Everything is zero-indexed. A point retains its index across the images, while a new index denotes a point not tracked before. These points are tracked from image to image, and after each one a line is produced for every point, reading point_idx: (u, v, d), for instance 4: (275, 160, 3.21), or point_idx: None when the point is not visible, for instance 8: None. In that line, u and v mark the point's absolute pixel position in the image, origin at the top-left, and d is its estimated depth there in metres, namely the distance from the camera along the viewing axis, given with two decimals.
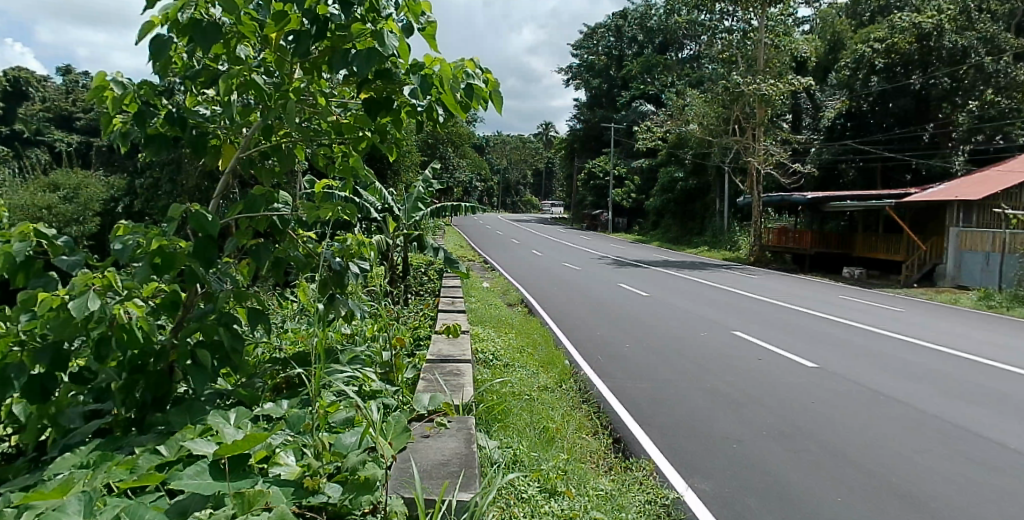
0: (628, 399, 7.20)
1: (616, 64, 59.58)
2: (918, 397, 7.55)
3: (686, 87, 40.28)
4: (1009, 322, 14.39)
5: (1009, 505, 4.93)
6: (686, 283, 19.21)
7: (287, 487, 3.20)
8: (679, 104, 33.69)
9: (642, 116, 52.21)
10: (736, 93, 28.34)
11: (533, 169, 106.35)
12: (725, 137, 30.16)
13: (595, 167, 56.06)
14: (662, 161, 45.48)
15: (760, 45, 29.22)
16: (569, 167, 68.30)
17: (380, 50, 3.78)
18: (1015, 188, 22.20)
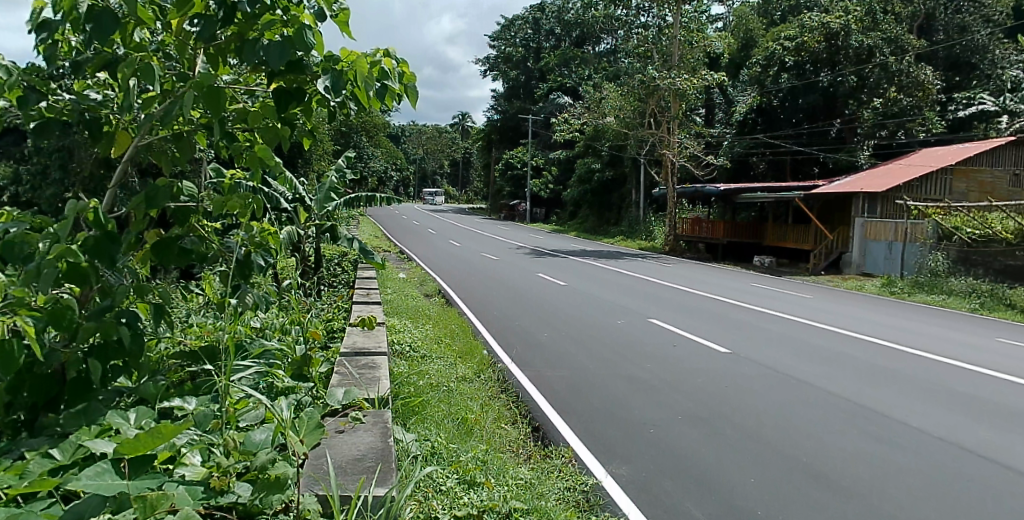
0: (546, 388, 7.24)
1: (533, 56, 60.11)
2: (825, 379, 7.90)
3: (602, 80, 40.99)
4: (904, 306, 15.41)
5: (911, 480, 5.20)
6: (603, 271, 19.58)
7: (196, 486, 3.09)
8: (595, 97, 34.17)
9: (559, 108, 53.00)
10: (652, 87, 29.01)
11: (452, 160, 106.15)
12: (641, 130, 30.83)
13: (512, 158, 56.51)
14: (580, 153, 46.19)
15: (674, 40, 29.99)
16: (486, 157, 68.48)
17: (291, 40, 3.62)
18: (916, 181, 23.64)
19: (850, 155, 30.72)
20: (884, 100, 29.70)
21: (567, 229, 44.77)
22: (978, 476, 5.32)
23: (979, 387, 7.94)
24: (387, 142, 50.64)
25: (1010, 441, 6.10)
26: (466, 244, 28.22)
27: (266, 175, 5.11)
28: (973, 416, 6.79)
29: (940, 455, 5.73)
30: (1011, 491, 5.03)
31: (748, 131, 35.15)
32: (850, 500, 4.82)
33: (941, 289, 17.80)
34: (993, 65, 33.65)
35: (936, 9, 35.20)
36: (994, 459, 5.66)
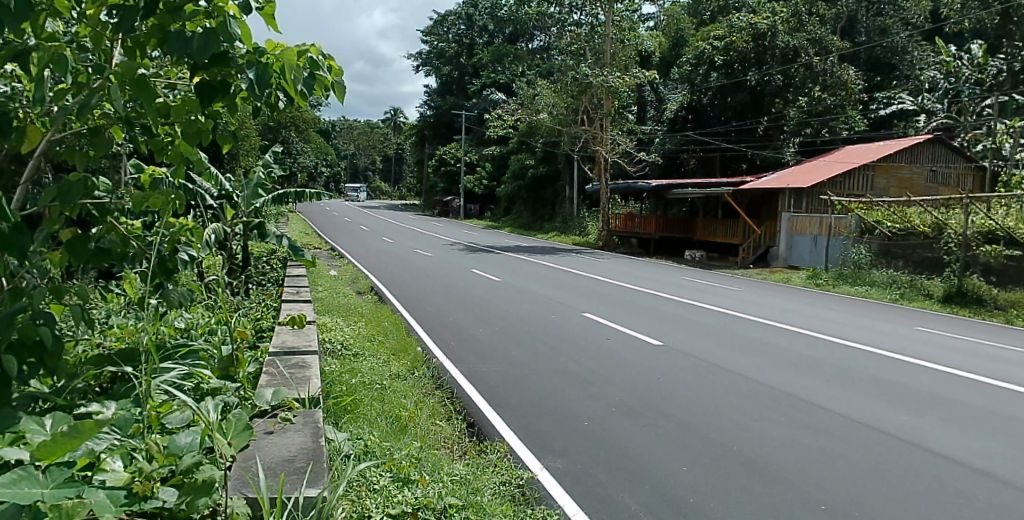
0: (480, 383, 7.26)
1: (466, 51, 59.93)
2: (752, 368, 8.18)
3: (535, 76, 41.24)
4: (825, 297, 16.14)
5: (837, 466, 5.41)
6: (536, 267, 19.80)
7: (118, 491, 2.97)
8: (529, 93, 34.36)
9: (492, 105, 53.17)
10: (585, 83, 29.38)
11: (384, 156, 104.97)
12: (574, 126, 31.19)
13: (445, 154, 56.38)
14: (514, 149, 46.40)
15: (607, 38, 30.41)
16: (419, 153, 68.06)
17: (215, 31, 3.40)
18: (839, 177, 24.68)
19: (776, 152, 31.85)
20: (809, 99, 30.82)
21: (502, 225, 45.03)
22: (901, 460, 5.54)
23: (898, 373, 8.35)
24: (318, 137, 49.64)
25: (931, 426, 6.39)
26: (399, 241, 27.99)
27: (190, 172, 4.97)
28: (896, 403, 7.10)
29: (865, 441, 5.97)
30: (931, 475, 5.27)
31: (678, 128, 35.89)
32: (779, 486, 4.98)
33: (864, 281, 18.68)
34: (911, 66, 35.44)
35: (858, 12, 36.65)
36: (913, 442, 5.96)
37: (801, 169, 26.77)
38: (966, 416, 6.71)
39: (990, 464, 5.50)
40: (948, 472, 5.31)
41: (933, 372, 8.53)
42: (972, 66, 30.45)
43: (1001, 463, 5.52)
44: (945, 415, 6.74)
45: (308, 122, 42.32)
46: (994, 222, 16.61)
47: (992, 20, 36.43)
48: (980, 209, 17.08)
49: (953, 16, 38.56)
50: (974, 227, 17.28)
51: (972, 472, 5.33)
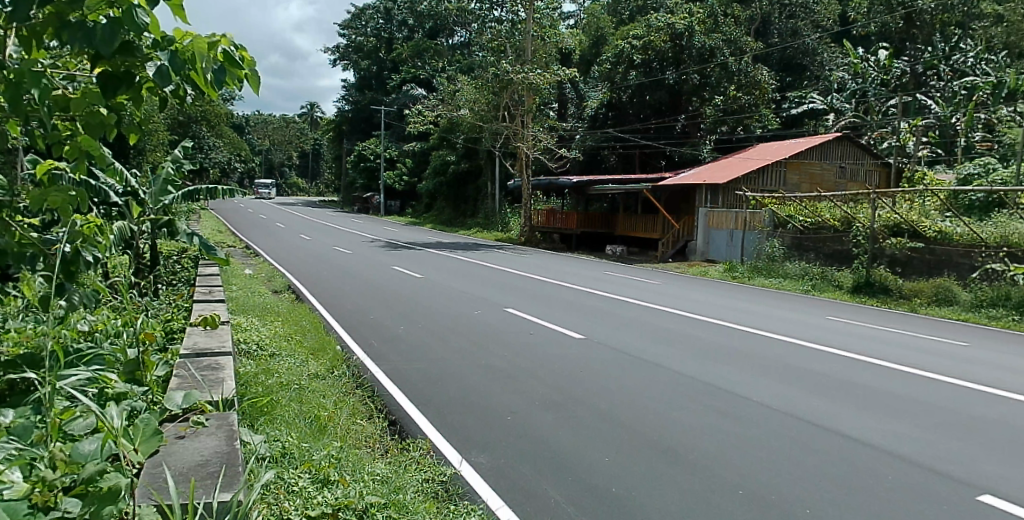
0: (402, 380, 7.24)
1: (385, 47, 59.09)
2: (671, 359, 8.43)
3: (455, 73, 41.13)
4: (739, 289, 16.85)
5: (754, 451, 5.61)
6: (458, 263, 19.82)
7: (16, 503, 2.85)
8: (450, 89, 34.19)
9: (412, 101, 52.70)
10: (506, 80, 29.53)
11: (301, 152, 102.37)
12: (495, 123, 31.27)
13: (365, 150, 55.64)
14: (434, 145, 46.26)
15: (527, 35, 30.60)
16: (336, 149, 66.86)
17: (119, 21, 3.11)
18: (753, 174, 25.58)
19: (693, 150, 32.81)
20: (724, 98, 31.71)
21: (423, 221, 44.84)
22: (815, 443, 5.80)
23: (810, 361, 8.77)
24: (231, 132, 48.02)
25: (841, 411, 6.71)
26: (317, 238, 27.42)
27: (92, 166, 4.75)
28: (808, 390, 7.42)
29: (780, 427, 6.22)
30: (841, 456, 5.53)
31: (598, 126, 36.76)
32: (698, 473, 5.15)
33: (777, 273, 19.62)
34: (820, 66, 37.25)
35: (771, 14, 38.07)
36: (823, 426, 6.27)
37: (717, 165, 27.67)
38: (873, 401, 7.08)
39: (894, 443, 5.82)
40: (857, 453, 5.59)
41: (842, 358, 9.00)
42: (877, 68, 32.98)
43: (904, 443, 5.86)
44: (854, 400, 7.10)
45: (219, 117, 40.90)
46: (899, 215, 17.73)
47: (896, 24, 38.67)
48: (886, 204, 18.02)
49: (860, 19, 40.62)
50: (880, 221, 18.22)
51: (878, 452, 5.62)
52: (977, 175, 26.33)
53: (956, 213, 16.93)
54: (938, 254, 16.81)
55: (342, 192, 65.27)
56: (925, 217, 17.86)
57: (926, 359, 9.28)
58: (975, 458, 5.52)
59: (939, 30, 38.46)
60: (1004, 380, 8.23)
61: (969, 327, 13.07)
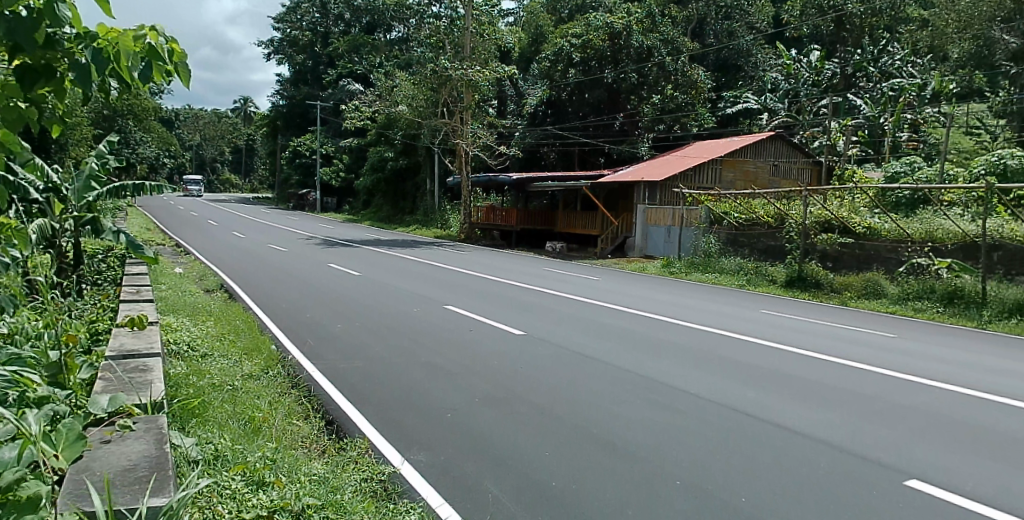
0: (339, 379, 7.14)
1: (321, 41, 58.01)
2: (612, 354, 8.56)
3: (394, 68, 40.75)
4: (676, 284, 17.25)
5: (693, 443, 5.73)
6: (398, 260, 19.67)
7: None
8: (388, 85, 33.86)
9: (349, 96, 51.87)
10: (444, 77, 29.46)
11: (234, 147, 99.63)
12: (434, 119, 31.15)
13: (300, 145, 54.67)
14: (372, 142, 45.98)
15: (466, 31, 30.55)
16: (272, 144, 65.37)
17: (39, 15, 2.92)
18: (690, 171, 26.15)
19: (632, 147, 33.38)
20: (662, 96, 32.63)
21: (361, 218, 44.42)
22: (750, 434, 5.98)
23: (747, 353, 9.02)
24: (160, 126, 46.39)
25: (776, 402, 6.93)
26: (252, 236, 26.78)
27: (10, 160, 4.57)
28: (744, 382, 7.64)
29: (718, 419, 6.37)
30: (775, 445, 5.71)
31: (538, 123, 36.87)
32: (638, 464, 5.23)
33: (713, 268, 20.17)
34: (754, 67, 38.29)
35: (708, 14, 38.75)
36: (757, 416, 6.46)
37: (656, 163, 28.20)
38: (804, 391, 7.34)
39: (825, 432, 6.05)
40: (790, 442, 5.78)
41: (777, 350, 9.31)
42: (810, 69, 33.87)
43: (834, 431, 6.09)
44: (787, 391, 7.35)
45: (146, 110, 39.47)
46: (829, 213, 18.44)
47: (828, 27, 40.01)
48: (818, 201, 18.70)
49: (793, 21, 41.95)
50: (812, 218, 18.95)
51: (809, 441, 5.83)
52: (903, 172, 27.50)
53: (884, 210, 17.67)
54: (867, 250, 17.50)
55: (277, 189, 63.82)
56: (854, 213, 18.60)
57: (855, 350, 9.68)
58: (902, 443, 5.77)
59: (868, 33, 39.94)
60: (926, 369, 8.66)
61: (895, 319, 13.65)
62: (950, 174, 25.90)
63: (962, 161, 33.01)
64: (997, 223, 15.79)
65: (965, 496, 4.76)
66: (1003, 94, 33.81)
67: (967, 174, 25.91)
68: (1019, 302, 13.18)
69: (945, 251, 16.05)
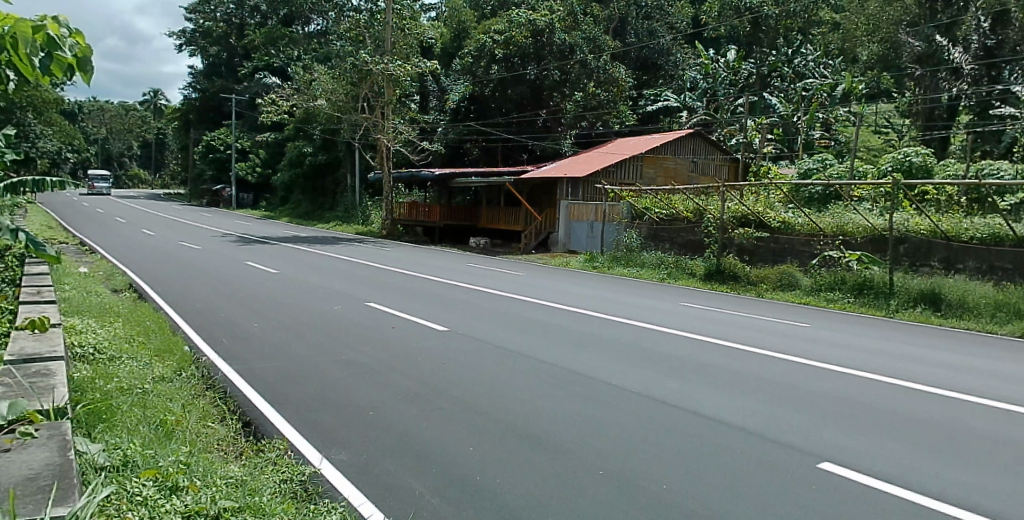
0: (255, 380, 6.98)
1: (236, 33, 56.17)
2: (536, 348, 8.66)
3: (313, 62, 39.95)
4: (598, 277, 17.64)
5: (614, 433, 5.88)
6: (317, 257, 19.30)
7: None
8: (306, 78, 33.12)
9: (266, 89, 50.42)
10: (365, 71, 29.11)
11: (143, 141, 95.19)
12: (354, 114, 30.70)
13: (214, 139, 52.90)
14: (290, 136, 44.82)
15: (387, 25, 30.18)
16: (183, 139, 62.87)
17: None
18: (612, 168, 26.82)
19: (555, 143, 33.94)
20: (584, 94, 33.34)
21: (279, 215, 43.44)
22: (670, 423, 6.19)
23: (667, 345, 9.29)
24: (61, 118, 43.92)
25: (695, 391, 7.18)
26: (163, 233, 25.69)
27: None
28: (666, 372, 7.88)
29: (640, 409, 6.56)
30: (693, 433, 5.92)
31: (461, 119, 36.67)
32: (560, 455, 5.33)
33: (635, 262, 20.73)
34: (674, 66, 39.27)
35: (628, 14, 39.47)
36: (677, 406, 6.68)
37: (578, 159, 28.64)
38: (720, 380, 7.64)
39: (740, 419, 6.31)
40: (709, 430, 6.01)
41: (697, 342, 9.61)
42: (727, 70, 35.34)
43: (749, 418, 6.36)
44: (705, 380, 7.62)
45: (45, 102, 37.21)
46: (746, 207, 19.22)
47: (744, 27, 41.22)
48: (735, 197, 19.46)
49: (711, 22, 43.51)
50: (730, 213, 19.62)
51: (726, 428, 6.08)
52: (816, 168, 28.89)
53: (797, 205, 18.55)
54: (782, 243, 18.33)
55: (190, 184, 61.36)
56: (770, 208, 19.42)
57: (769, 339, 10.10)
58: (811, 427, 6.08)
59: (783, 35, 41.61)
60: (835, 356, 9.17)
61: (808, 309, 14.29)
62: (860, 171, 27.41)
63: (869, 159, 34.90)
64: (901, 218, 16.93)
65: (870, 474, 5.04)
66: (906, 93, 36.12)
67: (875, 170, 27.44)
68: (922, 292, 13.93)
69: (855, 244, 16.85)
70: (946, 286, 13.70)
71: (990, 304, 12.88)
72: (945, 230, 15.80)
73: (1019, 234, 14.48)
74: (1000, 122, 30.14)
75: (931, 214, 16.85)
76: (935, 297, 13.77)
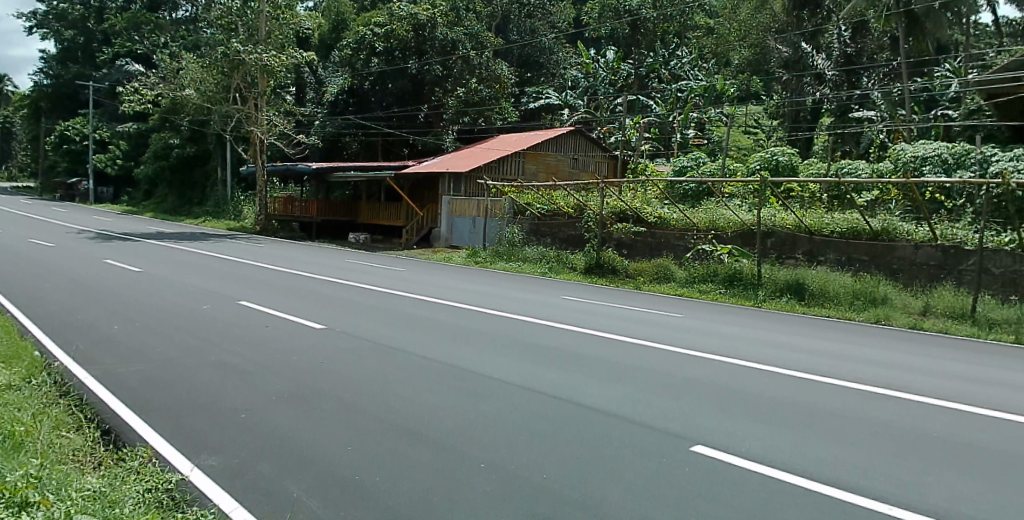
0: (117, 385, 6.56)
1: (95, 15, 52.15)
2: (417, 344, 8.64)
3: (179, 49, 37.74)
4: (480, 273, 17.77)
5: (492, 427, 5.98)
6: (184, 254, 18.26)
7: None
8: (172, 66, 31.19)
9: (127, 77, 47.10)
10: (236, 60, 27.87)
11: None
12: (225, 104, 29.25)
13: (69, 129, 48.88)
14: (153, 127, 42.02)
15: (260, 14, 28.94)
16: (33, 128, 57.72)
17: None
18: (494, 163, 27.28)
19: (437, 139, 33.99)
20: (466, 90, 32.91)
21: (143, 210, 40.75)
22: (551, 413, 6.39)
23: (550, 338, 9.53)
24: None
25: (574, 382, 7.43)
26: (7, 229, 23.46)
27: None
28: (548, 364, 8.09)
29: (522, 402, 6.71)
30: (574, 423, 6.14)
31: (339, 111, 35.81)
32: (441, 451, 5.38)
33: (517, 257, 21.06)
34: (555, 65, 40.10)
35: (510, 12, 40.10)
36: (558, 397, 6.89)
37: (460, 155, 28.74)
38: (597, 370, 7.94)
39: (615, 408, 6.61)
40: (587, 419, 6.25)
41: (577, 334, 9.90)
42: (607, 69, 36.80)
43: (624, 406, 6.66)
44: (582, 371, 7.91)
45: None
46: (623, 203, 20.21)
47: (624, 30, 43.34)
48: (613, 193, 20.38)
49: (592, 24, 44.98)
50: (608, 208, 20.62)
51: (604, 416, 6.36)
52: (691, 167, 30.50)
53: (672, 201, 19.52)
54: (658, 237, 19.23)
55: (40, 176, 56.28)
56: (646, 204, 20.42)
57: (644, 331, 10.58)
58: (680, 414, 6.45)
59: (660, 37, 43.53)
60: (702, 345, 9.78)
61: (683, 301, 15.12)
62: (730, 169, 29.17)
63: (739, 158, 37.16)
64: (769, 214, 18.28)
65: (739, 455, 5.39)
66: (774, 96, 38.75)
67: (744, 169, 29.25)
68: (788, 283, 15.05)
69: (727, 238, 18.12)
70: (809, 277, 14.90)
71: (849, 293, 14.11)
72: (809, 224, 17.16)
73: (874, 228, 15.98)
74: (858, 124, 32.97)
75: (796, 210, 18.30)
76: (800, 288, 14.90)
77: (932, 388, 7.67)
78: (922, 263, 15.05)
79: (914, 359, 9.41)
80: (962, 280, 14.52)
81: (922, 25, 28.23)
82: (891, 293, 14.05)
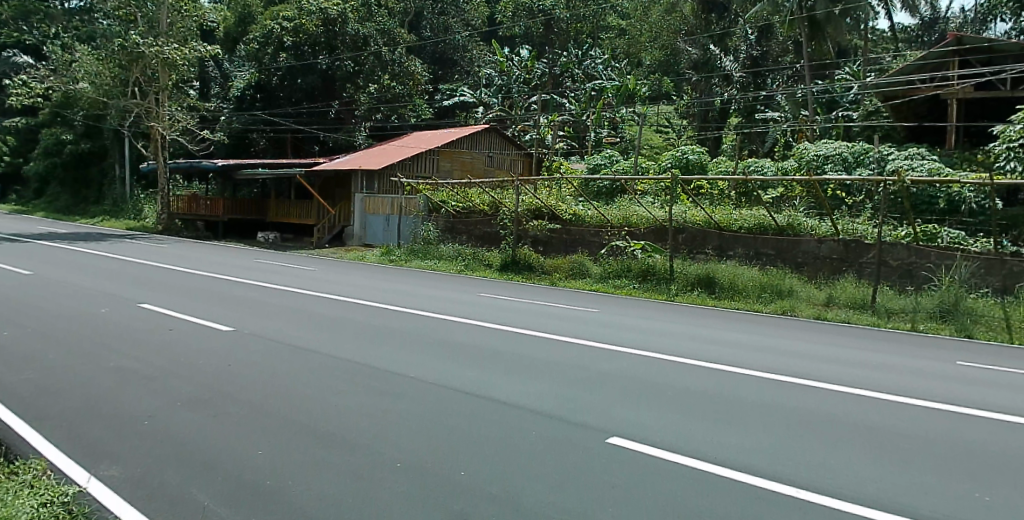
0: (6, 395, 6.19)
1: None
2: (331, 345, 8.50)
3: (71, 40, 35.55)
4: (395, 271, 17.59)
5: (408, 425, 5.99)
6: (78, 255, 17.24)
7: None
8: (64, 59, 29.35)
9: (15, 69, 44.00)
10: (134, 53, 26.48)
11: None
12: (122, 99, 27.75)
13: None
14: (43, 121, 39.45)
15: (161, 5, 27.49)
16: None
17: None
18: (408, 161, 27.12)
19: (349, 135, 33.78)
20: (378, 86, 32.93)
21: (32, 209, 38.19)
22: (467, 411, 6.45)
23: (467, 335, 9.56)
24: None
25: (491, 379, 7.51)
26: None
27: None
28: (464, 362, 8.13)
29: (438, 399, 6.74)
30: (489, 419, 6.23)
31: (245, 108, 34.87)
32: (355, 452, 5.35)
33: (433, 255, 20.99)
34: (470, 62, 40.25)
35: (424, 8, 39.79)
36: (473, 394, 6.95)
37: (373, 152, 28.21)
38: (514, 366, 8.06)
39: (531, 403, 6.74)
40: (503, 415, 6.34)
41: (493, 331, 9.99)
42: (520, 67, 37.16)
43: (539, 401, 6.80)
44: (499, 367, 8.00)
45: None
46: (540, 201, 20.29)
47: (538, 28, 43.85)
48: (529, 190, 20.41)
49: (506, 23, 45.24)
50: (524, 206, 20.67)
51: (520, 411, 6.48)
52: (604, 164, 31.27)
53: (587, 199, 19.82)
54: (574, 235, 19.72)
55: None
56: (562, 201, 20.62)
57: (559, 326, 10.79)
58: (592, 406, 6.65)
59: (572, 37, 44.21)
60: (614, 338, 10.07)
61: (599, 296, 15.52)
62: (642, 166, 30.08)
63: (650, 156, 38.41)
64: (680, 211, 19.00)
65: (651, 446, 5.62)
66: (684, 96, 40.12)
67: (655, 166, 30.10)
68: (699, 277, 15.67)
69: (639, 234, 18.53)
70: (719, 271, 15.54)
71: (756, 286, 14.88)
72: (718, 221, 17.90)
73: (780, 224, 16.70)
74: (763, 123, 34.53)
75: (705, 207, 19.07)
76: (710, 281, 15.52)
77: (825, 375, 8.19)
78: (825, 256, 16.11)
79: (813, 349, 10.00)
80: (862, 271, 15.66)
81: (823, 30, 29.80)
82: (796, 286, 14.81)
